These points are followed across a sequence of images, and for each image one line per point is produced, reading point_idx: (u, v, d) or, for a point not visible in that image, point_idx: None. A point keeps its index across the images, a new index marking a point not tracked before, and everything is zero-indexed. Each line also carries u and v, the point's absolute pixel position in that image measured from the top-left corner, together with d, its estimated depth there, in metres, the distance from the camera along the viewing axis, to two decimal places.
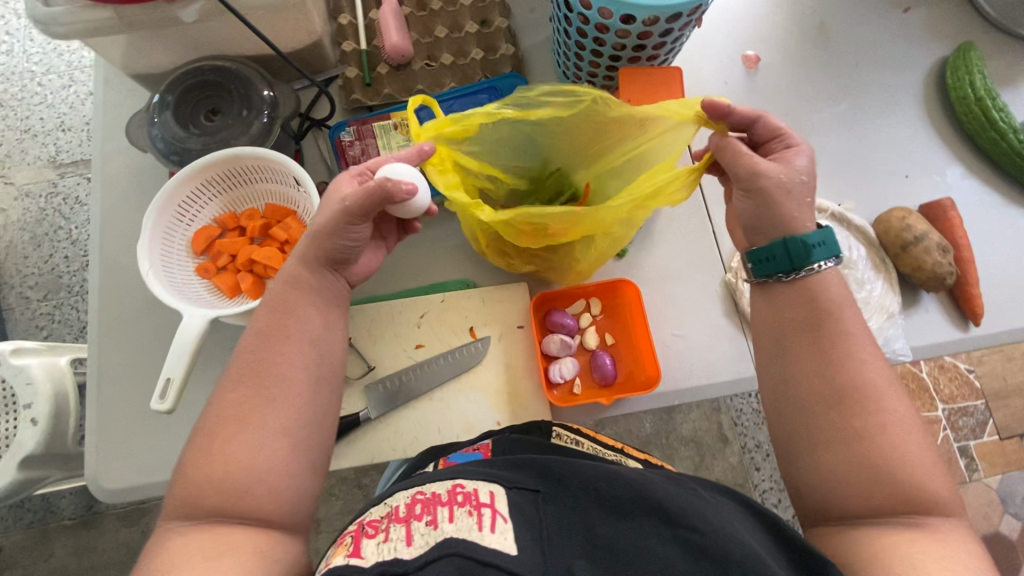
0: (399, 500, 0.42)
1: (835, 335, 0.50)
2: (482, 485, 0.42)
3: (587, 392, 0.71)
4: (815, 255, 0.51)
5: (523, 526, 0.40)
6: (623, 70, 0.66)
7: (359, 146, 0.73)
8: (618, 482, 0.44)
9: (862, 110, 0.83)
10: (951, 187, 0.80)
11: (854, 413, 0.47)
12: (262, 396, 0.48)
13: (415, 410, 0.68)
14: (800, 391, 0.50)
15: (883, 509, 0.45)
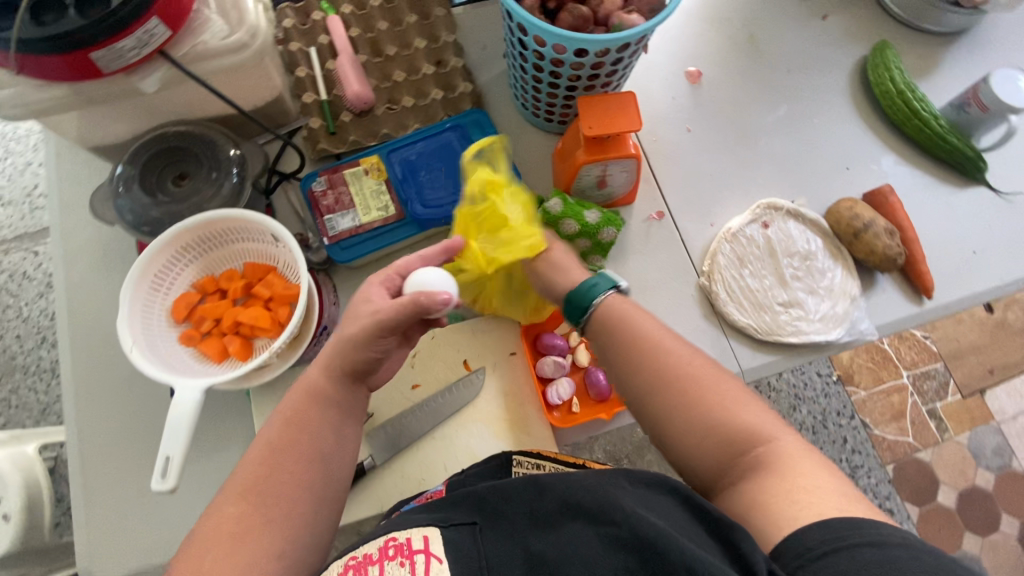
0: (333, 571, 0.44)
1: (639, 329, 0.55)
2: (414, 532, 0.44)
3: (586, 409, 0.73)
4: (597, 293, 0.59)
5: (462, 562, 0.43)
6: (581, 100, 0.69)
7: (333, 195, 0.74)
8: (546, 492, 0.47)
9: (799, 112, 0.89)
10: (888, 174, 0.86)
11: (675, 385, 0.52)
12: (262, 512, 0.48)
13: (418, 450, 0.68)
14: (640, 380, 0.53)
15: (733, 463, 0.48)
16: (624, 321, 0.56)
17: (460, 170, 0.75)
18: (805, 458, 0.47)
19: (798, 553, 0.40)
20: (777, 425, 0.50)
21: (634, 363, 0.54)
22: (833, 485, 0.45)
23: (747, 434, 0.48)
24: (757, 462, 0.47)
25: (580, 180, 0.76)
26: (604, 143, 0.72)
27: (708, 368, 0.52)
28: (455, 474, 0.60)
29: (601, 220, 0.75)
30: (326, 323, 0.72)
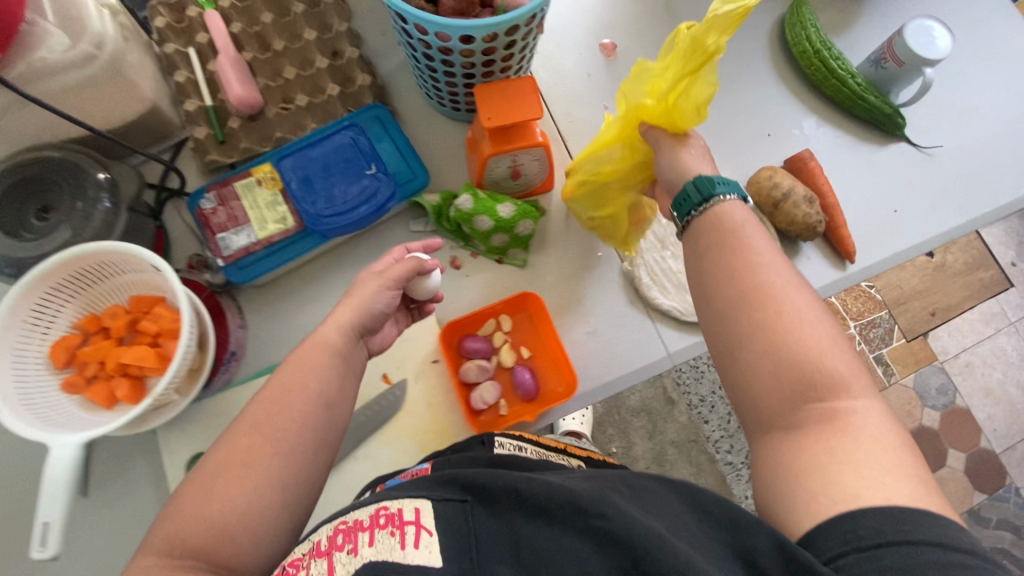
0: (320, 534, 0.41)
1: (744, 266, 0.49)
2: (406, 504, 0.41)
3: (513, 411, 0.70)
4: (720, 189, 0.54)
5: (450, 538, 0.39)
6: (477, 90, 0.65)
7: (224, 212, 0.68)
8: (535, 480, 0.42)
9: (719, 78, 0.86)
10: (810, 137, 0.85)
11: (756, 306, 0.47)
12: (271, 444, 0.47)
13: (341, 472, 0.65)
14: (716, 300, 0.50)
15: (802, 408, 0.44)
16: (720, 235, 0.52)
17: (359, 172, 0.69)
18: (875, 424, 0.43)
19: (845, 539, 0.37)
20: (862, 382, 0.45)
21: (726, 277, 0.50)
22: (895, 457, 0.41)
23: (825, 380, 0.44)
24: (816, 413, 0.43)
25: (491, 171, 0.71)
26: (509, 133, 0.68)
27: (801, 299, 0.47)
28: (442, 455, 0.56)
29: (517, 213, 0.70)
30: (233, 349, 0.69)
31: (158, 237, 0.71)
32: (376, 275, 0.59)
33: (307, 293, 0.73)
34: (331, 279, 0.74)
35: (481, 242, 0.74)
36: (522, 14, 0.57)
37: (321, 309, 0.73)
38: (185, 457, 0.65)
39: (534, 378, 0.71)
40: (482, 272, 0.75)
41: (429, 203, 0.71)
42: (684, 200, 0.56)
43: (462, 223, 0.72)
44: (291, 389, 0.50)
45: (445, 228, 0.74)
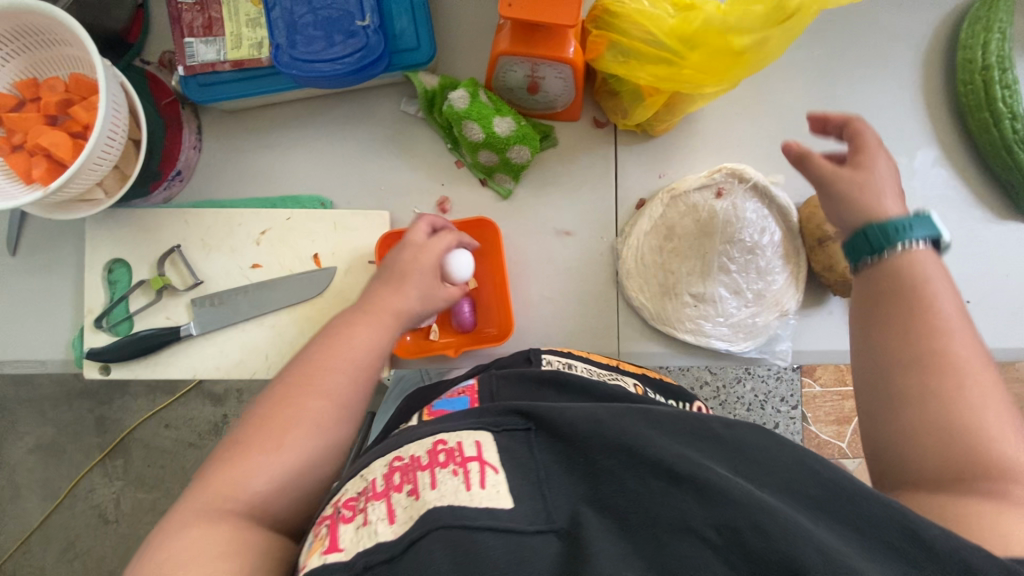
0: (375, 472, 0.36)
1: (919, 305, 0.39)
2: (467, 436, 0.36)
3: (443, 340, 0.66)
4: (913, 230, 0.41)
5: (518, 473, 0.34)
6: None
7: (201, 15, 0.60)
8: (620, 418, 0.36)
9: (844, 56, 0.66)
10: (915, 174, 0.66)
11: (934, 374, 0.37)
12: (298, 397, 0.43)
13: (243, 331, 0.63)
14: (888, 359, 0.39)
15: (957, 483, 0.34)
16: (916, 292, 0.40)
17: (350, 21, 0.57)
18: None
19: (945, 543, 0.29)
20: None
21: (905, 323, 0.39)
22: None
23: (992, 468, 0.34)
24: (981, 488, 0.33)
25: (503, 74, 0.59)
26: (536, 35, 0.54)
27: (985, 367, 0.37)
28: (487, 371, 0.53)
29: (514, 134, 0.60)
30: (179, 169, 0.65)
31: (134, 16, 0.63)
32: (415, 246, 0.55)
33: (269, 136, 0.66)
34: (298, 131, 0.66)
35: (468, 154, 0.63)
36: None
37: (277, 159, 0.66)
38: (105, 257, 0.64)
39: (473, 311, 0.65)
40: (458, 186, 0.66)
41: (423, 85, 0.60)
42: (899, 228, 0.41)
43: (451, 123, 0.61)
44: (328, 347, 0.46)
45: (434, 120, 0.63)
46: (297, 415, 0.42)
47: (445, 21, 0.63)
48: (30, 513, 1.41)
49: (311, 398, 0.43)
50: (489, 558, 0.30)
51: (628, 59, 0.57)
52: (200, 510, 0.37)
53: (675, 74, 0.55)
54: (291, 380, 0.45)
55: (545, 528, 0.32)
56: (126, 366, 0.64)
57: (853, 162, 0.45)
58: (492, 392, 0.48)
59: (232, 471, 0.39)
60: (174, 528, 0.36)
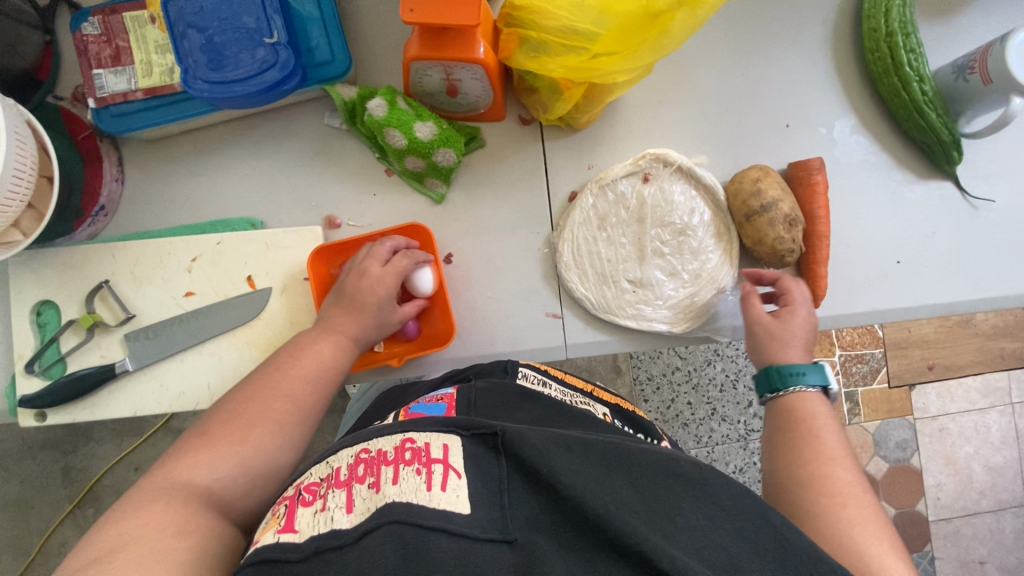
0: (342, 462, 0.42)
1: (808, 429, 0.51)
2: (434, 440, 0.42)
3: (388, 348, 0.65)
4: (802, 378, 0.54)
5: (480, 483, 0.39)
6: None
7: (108, 46, 0.59)
8: (590, 448, 0.42)
9: (756, 34, 0.67)
10: (836, 144, 0.68)
11: (821, 493, 0.46)
12: (261, 399, 0.51)
13: (182, 362, 0.62)
14: (797, 472, 0.48)
15: None
16: (802, 412, 0.52)
17: (257, 40, 0.57)
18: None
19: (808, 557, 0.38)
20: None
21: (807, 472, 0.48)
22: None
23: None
24: None
25: (419, 79, 0.59)
26: (444, 38, 0.55)
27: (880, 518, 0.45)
28: (467, 382, 0.56)
29: (437, 138, 0.60)
30: (103, 203, 0.64)
31: (41, 54, 0.62)
32: (375, 271, 0.59)
33: (194, 161, 0.65)
34: (223, 152, 0.65)
35: (395, 161, 0.63)
36: None
37: (204, 183, 0.65)
38: (32, 300, 0.62)
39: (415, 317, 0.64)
40: (390, 193, 0.66)
41: (341, 97, 0.60)
42: (779, 377, 0.54)
43: (374, 132, 0.61)
44: (293, 358, 0.54)
45: (358, 131, 0.64)
46: (263, 412, 0.50)
47: (359, 32, 0.63)
48: (1, 574, 1.36)
49: (271, 399, 0.51)
50: (437, 558, 0.34)
51: (543, 54, 0.57)
52: (161, 489, 0.43)
53: (588, 62, 0.56)
54: (256, 381, 0.53)
55: (497, 536, 0.37)
56: (63, 409, 0.62)
57: (777, 314, 0.58)
58: (470, 402, 0.52)
59: (203, 451, 0.47)
60: (137, 503, 0.42)
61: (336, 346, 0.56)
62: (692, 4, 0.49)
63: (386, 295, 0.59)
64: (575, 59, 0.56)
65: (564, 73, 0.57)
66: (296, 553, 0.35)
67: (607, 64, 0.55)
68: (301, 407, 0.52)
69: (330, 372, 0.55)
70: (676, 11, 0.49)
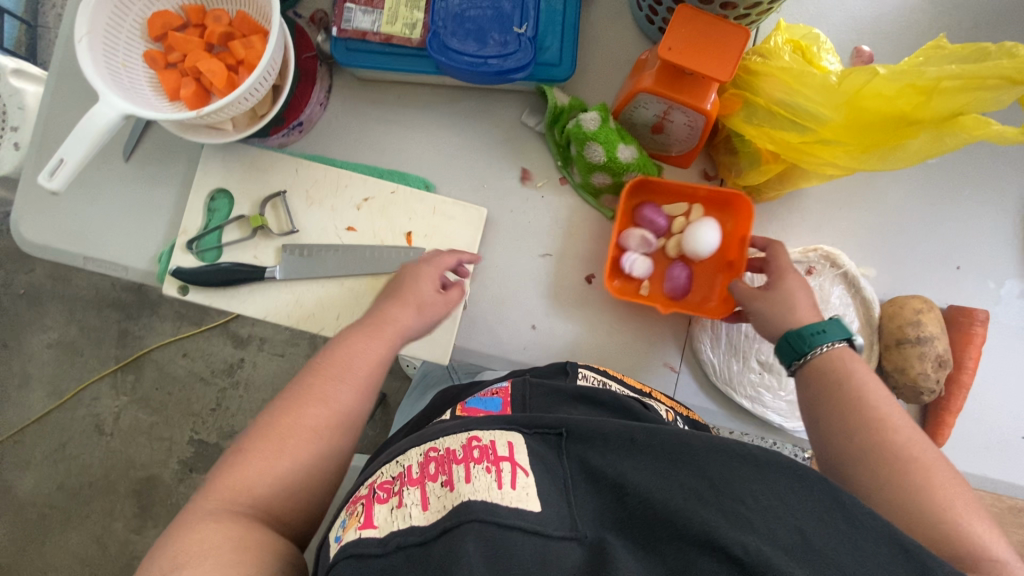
0: (412, 460, 0.42)
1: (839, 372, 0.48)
2: (499, 438, 0.41)
3: (651, 297, 0.66)
4: (819, 339, 0.50)
5: (548, 480, 0.38)
6: (680, 10, 0.52)
7: None
8: (656, 437, 0.40)
9: (956, 170, 0.67)
10: (999, 301, 0.66)
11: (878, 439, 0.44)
12: (301, 402, 0.47)
13: (322, 287, 0.65)
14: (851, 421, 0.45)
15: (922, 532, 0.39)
16: (844, 373, 0.48)
17: (506, 26, 0.59)
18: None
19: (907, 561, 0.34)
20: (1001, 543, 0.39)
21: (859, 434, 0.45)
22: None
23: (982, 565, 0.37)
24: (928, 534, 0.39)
25: (635, 107, 0.61)
26: (682, 81, 0.56)
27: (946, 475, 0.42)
28: (521, 376, 0.57)
29: (635, 162, 0.62)
30: (302, 121, 0.67)
31: None
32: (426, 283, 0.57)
33: (394, 111, 0.68)
34: (423, 112, 0.68)
35: (580, 173, 0.65)
36: None
37: (396, 134, 0.68)
38: (212, 185, 0.66)
39: (689, 278, 0.64)
40: (557, 201, 0.67)
41: (555, 101, 0.62)
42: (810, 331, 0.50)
43: (573, 141, 0.62)
44: (335, 366, 0.49)
45: (552, 137, 0.66)
46: (299, 427, 0.46)
47: (588, 47, 0.66)
48: (32, 404, 1.43)
49: (308, 408, 0.46)
50: (518, 550, 0.34)
51: (765, 126, 0.58)
52: (213, 508, 0.41)
53: (811, 145, 0.56)
54: (298, 388, 0.48)
55: (569, 534, 0.36)
56: (204, 291, 0.66)
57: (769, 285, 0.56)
58: (523, 400, 0.52)
59: (249, 467, 0.44)
60: (189, 520, 0.41)
61: (383, 347, 0.51)
62: (949, 124, 0.49)
63: (429, 317, 0.55)
64: (802, 138, 0.56)
65: (784, 147, 0.57)
66: (379, 547, 0.35)
67: (829, 153, 0.55)
68: (344, 414, 0.47)
69: (366, 379, 0.50)
70: (931, 122, 0.50)
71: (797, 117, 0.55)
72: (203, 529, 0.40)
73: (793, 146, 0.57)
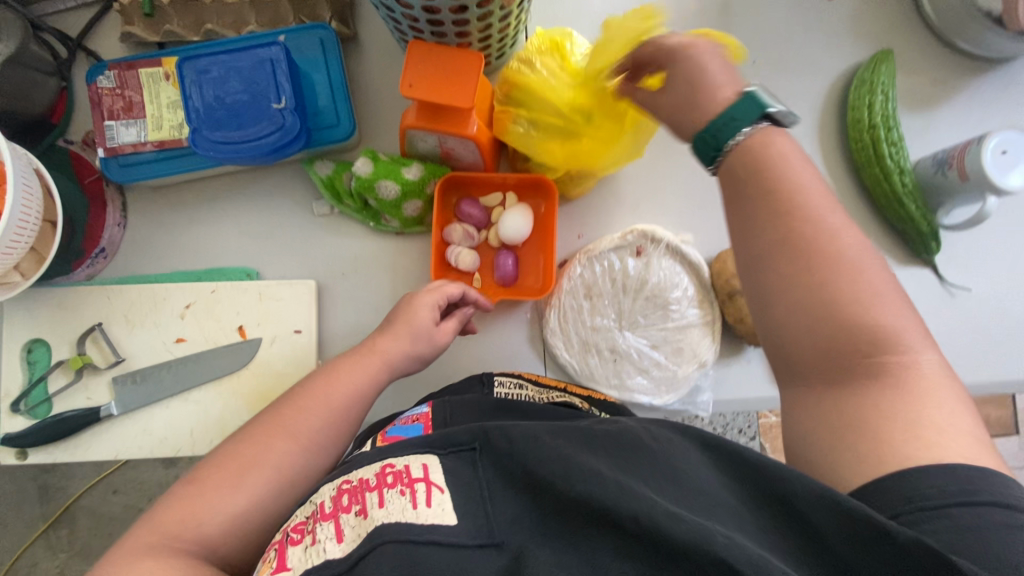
0: (323, 494, 0.34)
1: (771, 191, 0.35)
2: (413, 459, 0.34)
3: (484, 289, 0.66)
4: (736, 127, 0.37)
5: (461, 489, 0.33)
6: (413, 46, 0.52)
7: (120, 97, 0.62)
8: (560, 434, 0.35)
9: None
10: None
11: (808, 257, 0.34)
12: (276, 425, 0.43)
13: (166, 407, 0.63)
14: (766, 244, 0.35)
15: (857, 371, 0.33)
16: (765, 163, 0.36)
17: (265, 104, 0.59)
18: (942, 382, 0.33)
19: (903, 497, 0.30)
20: (914, 324, 0.34)
21: (769, 214, 0.35)
22: (959, 417, 0.32)
23: (874, 334, 0.33)
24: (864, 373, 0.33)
25: (414, 143, 0.60)
26: (442, 112, 0.56)
27: (825, 196, 0.36)
28: (440, 398, 0.50)
29: (425, 177, 0.62)
30: (103, 246, 0.65)
31: (58, 98, 0.65)
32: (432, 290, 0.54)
33: (195, 209, 0.67)
34: (223, 203, 0.67)
35: (391, 219, 0.65)
36: None
37: (206, 231, 0.67)
38: (24, 337, 0.63)
39: (516, 265, 0.65)
40: (385, 252, 0.67)
41: (319, 176, 0.64)
42: (725, 121, 0.37)
43: (365, 194, 0.62)
44: (318, 391, 0.45)
45: (348, 206, 0.66)
46: (291, 429, 0.42)
47: (367, 99, 0.67)
48: None
49: (279, 438, 0.42)
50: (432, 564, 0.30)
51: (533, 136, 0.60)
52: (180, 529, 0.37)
53: (577, 143, 0.58)
54: (262, 423, 0.43)
55: (486, 541, 0.31)
56: (45, 450, 0.62)
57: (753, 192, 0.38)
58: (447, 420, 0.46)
59: (202, 496, 0.38)
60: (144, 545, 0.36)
61: (378, 365, 0.48)
62: None
63: (439, 342, 0.53)
64: (566, 140, 0.59)
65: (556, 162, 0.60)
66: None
67: (593, 147, 0.58)
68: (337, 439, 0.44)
69: (347, 407, 0.45)
70: None
71: (555, 114, 0.58)
72: (151, 567, 0.34)
73: (564, 145, 0.59)
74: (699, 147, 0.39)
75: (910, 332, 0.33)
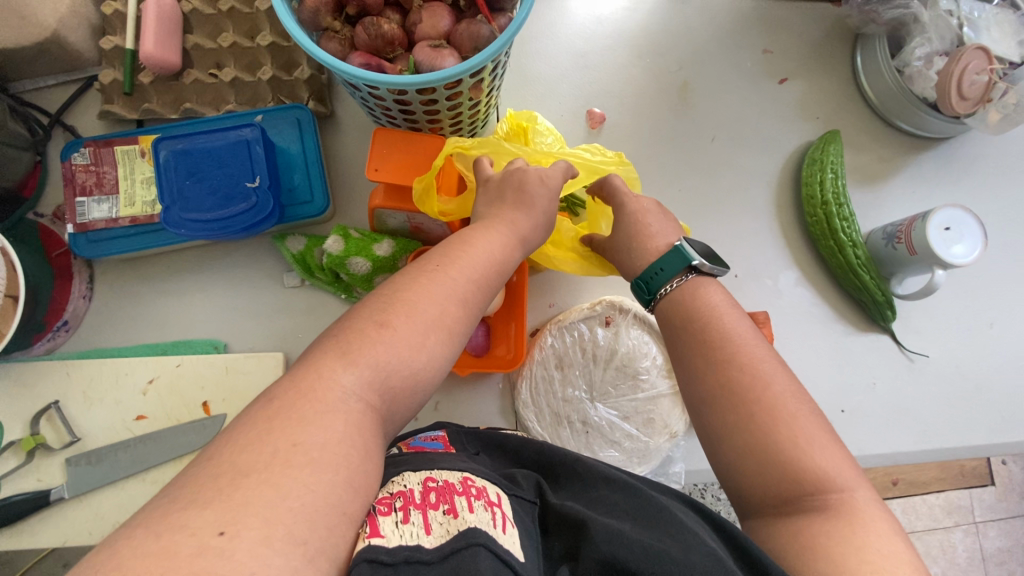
0: (411, 483, 0.36)
1: (717, 337, 0.47)
2: (490, 486, 0.39)
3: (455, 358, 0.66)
4: (664, 278, 0.52)
5: (527, 541, 0.36)
6: (379, 132, 0.55)
7: (94, 173, 0.62)
8: (596, 504, 0.41)
9: (707, 189, 0.75)
10: (780, 293, 0.73)
11: (750, 408, 0.43)
12: (403, 305, 0.40)
13: (120, 488, 0.60)
14: (707, 386, 0.46)
15: (800, 498, 0.39)
16: (700, 314, 0.49)
17: (240, 183, 0.60)
18: (877, 517, 0.38)
19: None
20: (849, 466, 0.41)
21: (706, 361, 0.46)
22: (902, 551, 0.37)
23: (816, 474, 0.39)
24: (816, 506, 0.39)
25: (384, 220, 0.62)
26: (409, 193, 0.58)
27: (764, 353, 0.46)
28: (453, 426, 0.53)
29: (396, 251, 0.63)
30: (66, 319, 0.64)
31: (29, 172, 0.65)
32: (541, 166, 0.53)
33: (164, 280, 0.67)
34: (193, 276, 0.67)
35: (363, 289, 0.66)
36: (465, 70, 0.45)
37: (173, 303, 0.66)
38: None
39: (486, 335, 0.66)
40: None
41: (290, 251, 0.65)
42: (656, 273, 0.52)
43: (337, 269, 0.63)
44: (440, 267, 0.43)
45: (319, 279, 0.66)
46: (429, 316, 0.40)
47: (343, 174, 0.69)
48: None
49: (444, 301, 0.41)
50: None
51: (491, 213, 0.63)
52: None
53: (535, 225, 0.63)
54: (424, 267, 0.43)
55: None
56: None
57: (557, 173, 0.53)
58: (462, 443, 0.49)
59: (382, 344, 0.37)
60: None
61: (493, 242, 0.47)
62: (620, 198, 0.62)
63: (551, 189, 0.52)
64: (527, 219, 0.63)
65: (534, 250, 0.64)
66: (388, 556, 0.29)
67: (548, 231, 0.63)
68: (467, 317, 0.43)
69: (489, 270, 0.46)
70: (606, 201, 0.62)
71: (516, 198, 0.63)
72: (332, 426, 0.33)
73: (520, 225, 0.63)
74: (638, 291, 0.54)
75: (842, 479, 0.40)
